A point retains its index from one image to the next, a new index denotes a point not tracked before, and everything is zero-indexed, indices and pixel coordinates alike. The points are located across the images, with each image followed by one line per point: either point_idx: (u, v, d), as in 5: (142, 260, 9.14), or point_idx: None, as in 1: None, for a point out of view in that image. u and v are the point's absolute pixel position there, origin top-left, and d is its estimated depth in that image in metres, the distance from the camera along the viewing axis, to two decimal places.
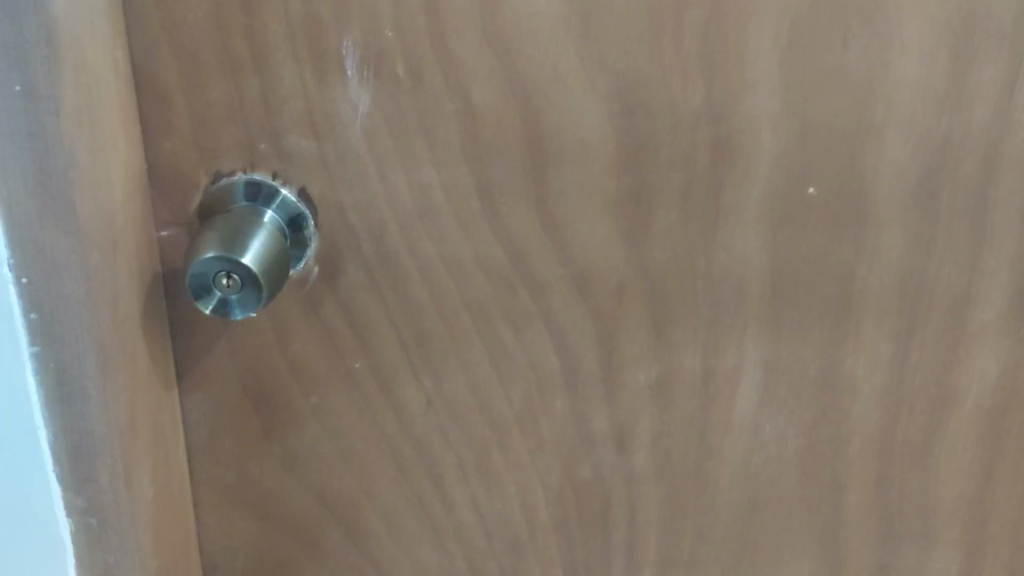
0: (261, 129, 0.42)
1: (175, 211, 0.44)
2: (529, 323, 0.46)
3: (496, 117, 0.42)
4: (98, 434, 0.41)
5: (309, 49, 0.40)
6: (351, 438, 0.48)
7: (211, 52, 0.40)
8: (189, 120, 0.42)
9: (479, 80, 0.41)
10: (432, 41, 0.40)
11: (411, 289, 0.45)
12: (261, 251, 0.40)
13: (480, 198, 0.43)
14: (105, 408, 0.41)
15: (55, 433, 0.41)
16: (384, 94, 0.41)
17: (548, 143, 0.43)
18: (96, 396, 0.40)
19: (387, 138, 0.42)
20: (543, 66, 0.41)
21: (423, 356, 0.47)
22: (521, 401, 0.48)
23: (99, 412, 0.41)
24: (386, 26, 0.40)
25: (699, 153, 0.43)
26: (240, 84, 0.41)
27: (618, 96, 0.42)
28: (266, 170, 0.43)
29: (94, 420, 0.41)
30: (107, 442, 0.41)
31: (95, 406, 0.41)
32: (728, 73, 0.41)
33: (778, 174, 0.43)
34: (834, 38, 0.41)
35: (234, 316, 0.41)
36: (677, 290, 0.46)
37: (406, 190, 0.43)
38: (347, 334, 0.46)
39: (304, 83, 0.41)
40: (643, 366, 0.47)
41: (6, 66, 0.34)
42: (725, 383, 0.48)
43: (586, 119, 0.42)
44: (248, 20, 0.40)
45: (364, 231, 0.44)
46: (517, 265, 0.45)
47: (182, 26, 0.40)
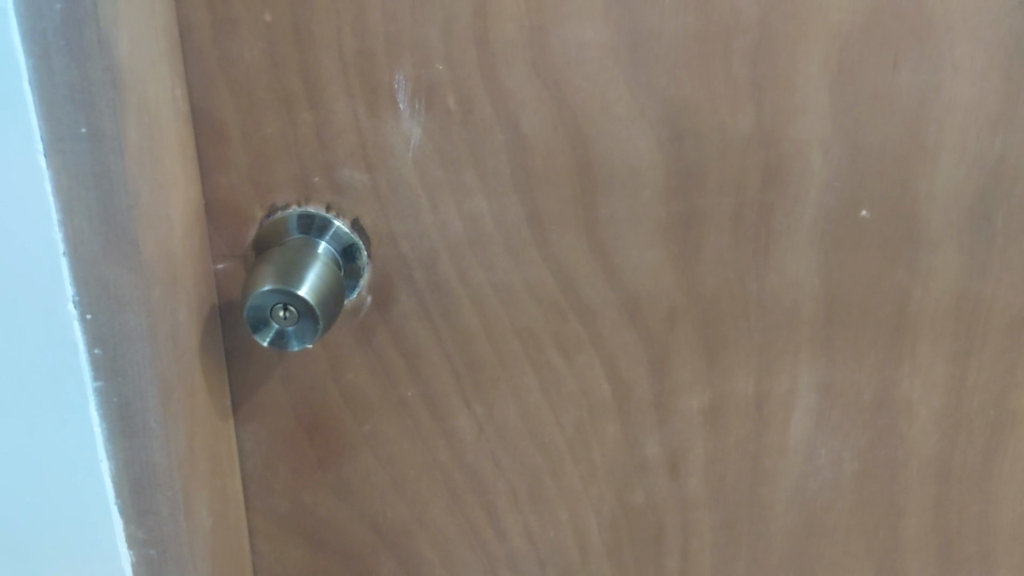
0: (315, 163, 0.43)
1: (231, 245, 0.44)
2: (581, 350, 0.46)
3: (546, 146, 0.42)
4: (160, 466, 0.42)
5: (362, 83, 0.41)
6: (404, 467, 0.49)
7: (267, 88, 0.41)
8: (245, 155, 0.42)
9: (529, 110, 0.42)
10: (483, 73, 0.41)
11: (464, 317, 0.45)
12: (317, 283, 0.41)
13: (531, 226, 0.44)
14: (166, 440, 0.41)
15: (117, 466, 0.41)
16: (436, 126, 0.42)
17: (598, 171, 0.43)
18: (158, 428, 0.41)
19: (438, 169, 0.43)
20: (593, 95, 0.41)
21: (475, 384, 0.47)
22: (573, 429, 0.48)
23: (161, 444, 0.41)
24: (437, 60, 0.40)
25: (749, 178, 0.43)
26: (295, 119, 0.42)
27: (668, 123, 0.42)
28: (320, 203, 0.44)
29: (155, 453, 0.41)
30: (168, 475, 0.42)
31: (157, 438, 0.41)
32: (778, 98, 0.41)
33: (830, 197, 0.43)
34: (885, 62, 0.41)
35: (290, 347, 0.41)
36: (729, 315, 0.45)
37: (458, 219, 0.44)
38: (399, 363, 0.46)
39: (357, 117, 0.42)
40: (696, 391, 0.47)
41: (72, 108, 0.35)
42: (779, 408, 0.47)
43: (636, 147, 0.42)
44: (302, 56, 0.40)
45: (417, 260, 0.44)
46: (569, 292, 0.45)
47: (239, 64, 0.41)
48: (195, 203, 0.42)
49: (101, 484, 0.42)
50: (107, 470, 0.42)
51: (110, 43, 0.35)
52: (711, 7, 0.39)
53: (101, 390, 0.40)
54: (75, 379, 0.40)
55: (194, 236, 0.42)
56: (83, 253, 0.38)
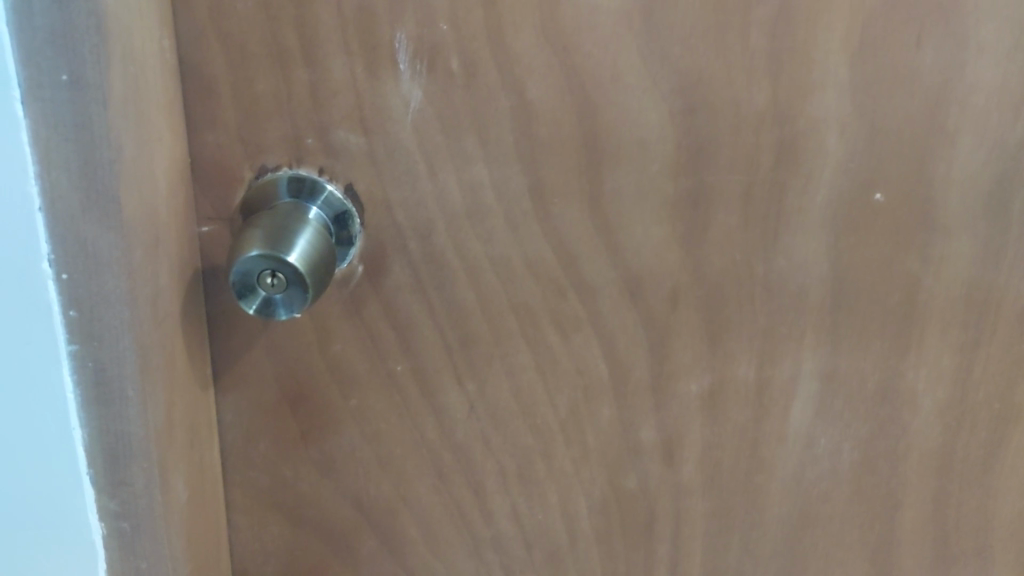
0: (309, 124, 0.41)
1: (218, 207, 0.42)
2: (578, 328, 0.44)
3: (551, 115, 0.40)
4: (137, 436, 0.39)
5: (361, 40, 0.39)
6: (391, 444, 0.47)
7: (260, 43, 0.39)
8: (235, 113, 0.40)
9: (535, 76, 0.40)
10: (489, 35, 0.39)
11: (458, 291, 0.44)
12: (307, 249, 0.39)
13: (532, 198, 0.42)
14: (145, 409, 0.39)
15: (92, 434, 0.39)
16: (437, 89, 0.40)
17: (605, 142, 0.41)
18: (138, 396, 0.38)
19: (438, 134, 0.41)
20: (602, 62, 0.39)
21: (467, 360, 0.45)
22: (566, 410, 0.46)
23: (140, 413, 0.39)
24: (441, 19, 0.38)
25: (762, 156, 0.41)
26: (289, 77, 0.40)
27: (680, 95, 0.40)
28: (312, 166, 0.42)
29: (132, 422, 0.39)
30: (147, 445, 0.39)
31: (135, 406, 0.39)
32: (796, 73, 0.40)
33: (844, 179, 0.42)
34: (909, 39, 0.39)
35: (278, 316, 0.40)
36: (733, 297, 0.44)
37: (455, 188, 0.42)
38: (389, 336, 0.45)
39: (355, 77, 0.40)
40: (695, 375, 0.45)
41: (52, 54, 0.33)
42: (780, 395, 0.46)
43: (645, 119, 0.40)
44: (298, 9, 0.38)
45: (411, 230, 0.43)
46: (568, 268, 0.43)
47: (232, 15, 0.38)
48: (180, 162, 0.40)
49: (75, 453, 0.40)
50: (81, 438, 0.39)
51: None
52: None
53: (77, 354, 0.38)
54: (52, 339, 0.37)
55: (179, 196, 0.40)
56: (59, 207, 0.35)
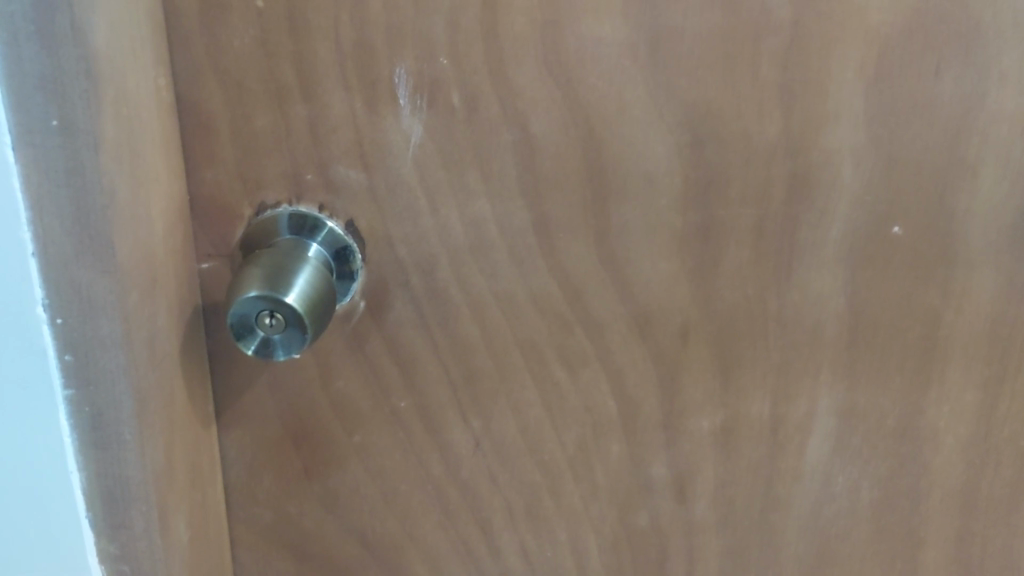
0: (308, 160, 0.40)
1: (217, 243, 0.42)
2: (586, 364, 0.43)
3: (556, 148, 0.39)
4: (135, 482, 0.38)
5: (360, 75, 0.38)
6: (396, 481, 0.46)
7: (257, 78, 0.38)
8: (233, 149, 0.40)
9: (539, 109, 0.39)
10: (490, 68, 0.38)
11: (463, 326, 0.43)
12: (305, 287, 0.38)
13: (537, 232, 0.41)
14: (143, 454, 0.38)
15: (92, 478, 0.38)
16: (438, 123, 0.39)
17: (611, 176, 0.40)
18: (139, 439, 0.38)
19: (440, 169, 0.40)
20: (608, 95, 0.38)
21: (472, 396, 0.44)
22: (575, 446, 0.45)
23: (139, 459, 0.38)
24: (441, 52, 0.37)
25: (774, 189, 0.40)
26: (287, 112, 0.39)
27: (688, 127, 0.39)
28: (312, 202, 0.41)
29: (131, 467, 0.38)
30: (147, 490, 0.39)
31: (134, 452, 0.38)
32: (809, 104, 0.38)
33: (860, 212, 0.40)
34: (926, 68, 0.38)
35: (277, 356, 0.39)
36: (747, 333, 0.42)
37: (458, 223, 0.41)
38: (393, 372, 0.44)
39: (354, 112, 0.39)
40: (708, 412, 0.44)
41: (42, 99, 0.32)
42: (796, 432, 0.44)
43: (653, 152, 0.39)
44: (296, 45, 0.37)
45: (414, 265, 0.42)
46: (575, 304, 0.42)
47: (228, 51, 0.38)
48: (177, 200, 0.40)
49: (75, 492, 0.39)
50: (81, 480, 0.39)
51: (83, 28, 0.32)
52: (741, 4, 0.36)
53: (73, 397, 0.37)
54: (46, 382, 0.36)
55: (177, 234, 0.40)
56: (53, 251, 0.34)
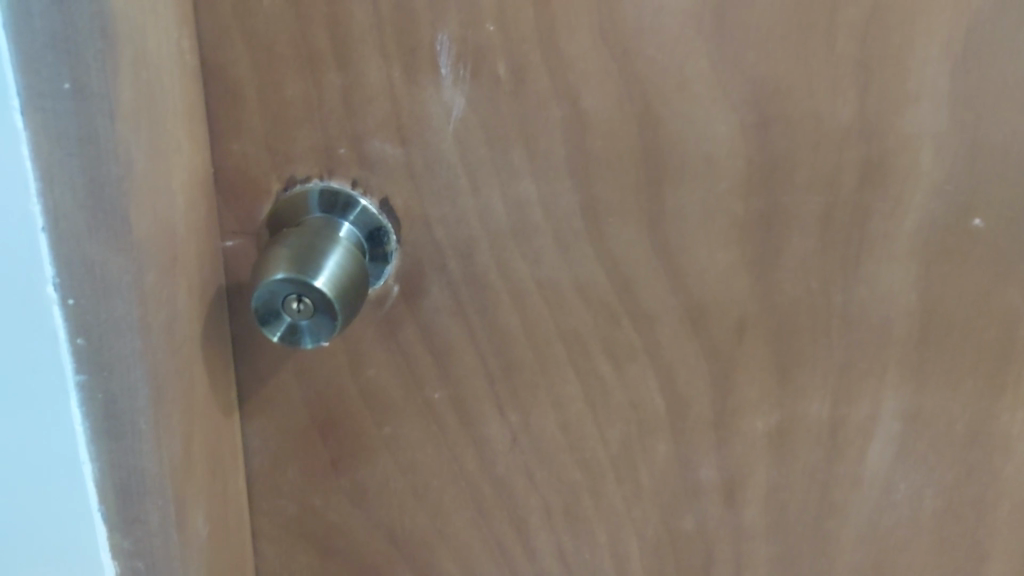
0: (342, 133, 0.37)
1: (243, 220, 0.39)
2: (633, 358, 0.41)
3: (608, 125, 0.36)
4: (151, 474, 0.36)
5: (399, 42, 0.35)
6: (427, 475, 0.44)
7: (288, 43, 0.35)
8: (262, 120, 0.37)
9: (591, 83, 0.36)
10: (540, 36, 0.35)
11: (502, 315, 0.40)
12: (336, 271, 0.36)
13: (585, 216, 0.38)
14: (161, 445, 0.36)
15: (105, 468, 0.36)
16: (482, 96, 0.36)
17: (667, 157, 0.37)
18: (157, 429, 0.35)
19: (483, 146, 0.37)
20: (667, 69, 0.35)
21: (510, 388, 0.42)
22: (618, 444, 0.42)
23: (156, 451, 0.36)
24: (487, 18, 0.34)
25: (845, 175, 0.36)
26: (319, 81, 0.36)
27: (754, 106, 0.35)
28: (345, 178, 0.38)
29: (147, 458, 0.36)
30: (163, 483, 0.36)
31: (150, 444, 0.35)
32: (888, 83, 0.35)
33: (939, 201, 0.37)
34: (1020, 46, 0.34)
35: (304, 343, 0.36)
36: (808, 330, 0.39)
37: (501, 204, 0.38)
38: (426, 361, 0.41)
39: (391, 82, 0.36)
40: (762, 412, 0.41)
41: (53, 60, 0.30)
42: (856, 436, 0.42)
43: (714, 132, 0.36)
44: (330, 8, 0.35)
45: (452, 248, 0.39)
46: (623, 294, 0.39)
47: (257, 14, 0.35)
48: (201, 174, 0.37)
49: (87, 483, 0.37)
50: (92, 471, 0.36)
51: None
52: None
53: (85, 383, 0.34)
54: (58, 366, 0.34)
55: (200, 211, 0.37)
56: (64, 227, 0.32)
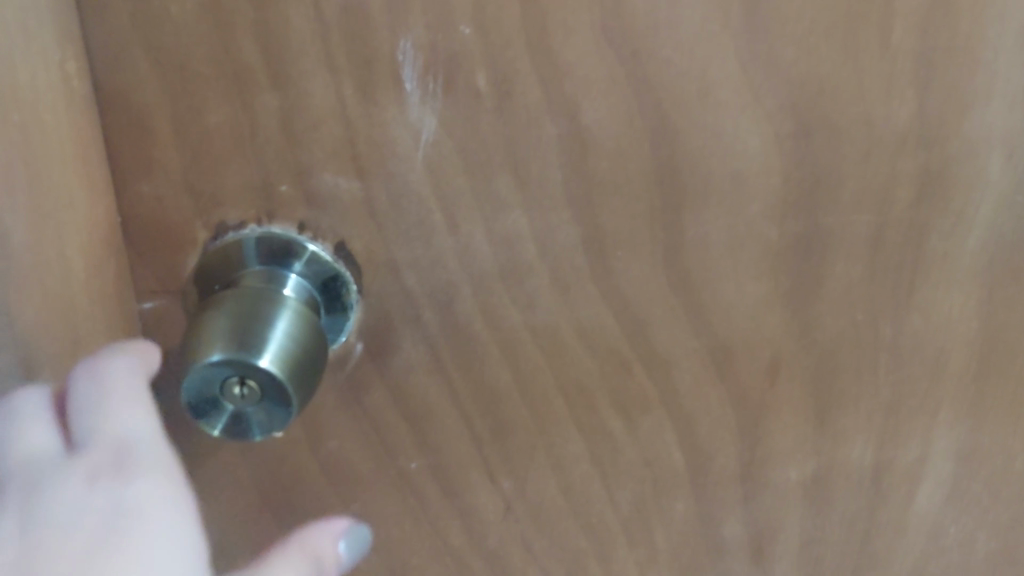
0: (283, 168, 0.30)
1: (164, 277, 0.31)
2: (647, 412, 0.35)
3: (614, 144, 0.29)
4: (161, 493, 0.26)
5: (349, 52, 0.28)
6: (405, 556, 0.38)
7: (207, 60, 0.28)
8: (181, 156, 0.29)
9: (593, 93, 0.28)
10: (529, 38, 0.28)
11: (491, 371, 0.34)
12: (286, 339, 0.29)
13: (587, 252, 0.31)
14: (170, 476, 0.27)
15: (163, 564, 0.25)
16: (458, 115, 0.29)
17: (687, 179, 0.30)
18: (131, 389, 0.28)
19: (460, 175, 0.30)
20: (687, 72, 0.28)
21: (501, 452, 0.36)
22: (631, 507, 0.37)
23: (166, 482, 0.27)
24: (462, 18, 0.27)
25: (899, 190, 0.30)
26: (250, 105, 0.29)
27: (792, 113, 0.29)
28: (289, 222, 0.31)
29: (127, 417, 0.28)
30: (173, 473, 0.27)
31: (139, 463, 0.27)
32: (955, 79, 0.28)
33: (1009, 215, 0.31)
34: None
35: (255, 432, 0.29)
36: (853, 370, 0.34)
37: (485, 242, 0.31)
38: (401, 426, 0.35)
39: (342, 102, 0.29)
40: (797, 461, 0.36)
41: None
42: (902, 481, 0.36)
43: (743, 147, 0.29)
44: (258, 12, 0.27)
45: (427, 295, 0.32)
46: (634, 340, 0.33)
47: (163, 23, 0.27)
48: (103, 228, 0.29)
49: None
50: (132, 530, 0.25)
51: None
52: None
53: (32, 465, 0.27)
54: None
55: (106, 275, 0.30)
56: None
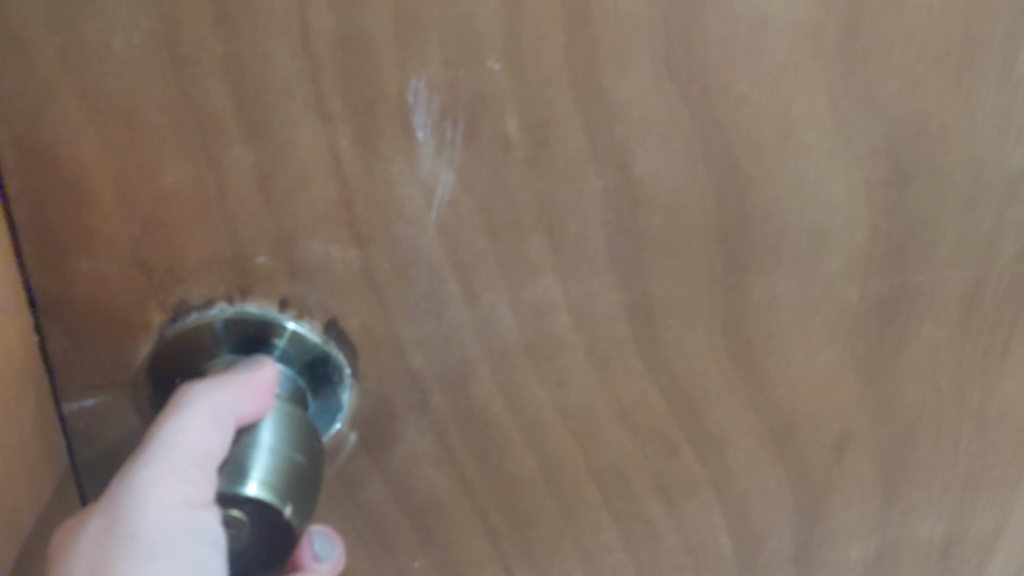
0: (260, 235, 0.24)
1: (108, 368, 0.25)
2: (693, 495, 0.30)
3: (672, 198, 0.24)
4: (174, 500, 0.22)
5: (347, 93, 0.22)
6: None
7: (161, 105, 0.21)
8: (128, 225, 0.23)
9: (650, 138, 0.23)
10: (574, 73, 0.22)
11: (512, 459, 0.28)
12: (279, 458, 0.23)
13: (633, 321, 0.26)
14: (190, 477, 0.22)
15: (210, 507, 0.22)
16: (481, 168, 0.23)
17: (758, 236, 0.25)
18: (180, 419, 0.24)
19: (481, 238, 0.24)
20: (767, 111, 0.23)
21: (521, 546, 0.30)
22: None
23: (183, 486, 0.22)
24: (491, 51, 0.21)
25: (1005, 240, 0.26)
26: (219, 161, 0.22)
27: (888, 157, 0.24)
28: (268, 299, 0.25)
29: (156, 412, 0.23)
30: (183, 464, 0.22)
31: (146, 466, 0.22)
32: None
33: None
34: None
35: (261, 560, 0.24)
36: (930, 438, 0.29)
37: (510, 314, 0.25)
38: (404, 523, 0.29)
39: (337, 155, 0.23)
40: (858, 537, 0.31)
41: None
42: (974, 552, 0.33)
43: (828, 197, 0.24)
44: (228, 46, 0.21)
45: (437, 377, 0.26)
46: (684, 417, 0.28)
47: (101, 61, 0.21)
48: (15, 323, 0.23)
49: (212, 557, 0.22)
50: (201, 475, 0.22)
51: None
52: None
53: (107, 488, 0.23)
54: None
55: (22, 379, 0.23)
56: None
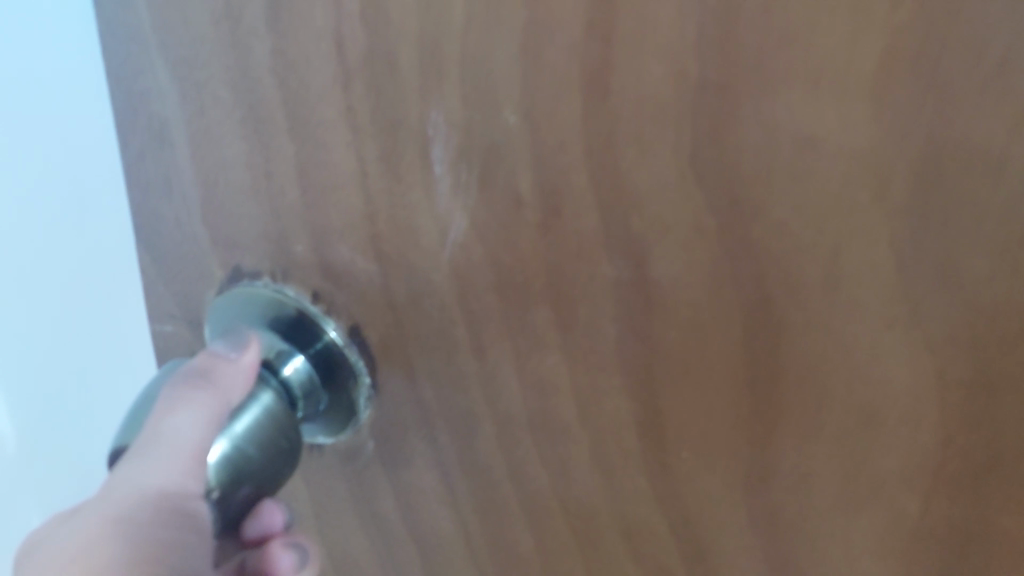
0: (299, 225, 0.24)
1: (185, 303, 0.28)
2: None
3: (691, 314, 0.20)
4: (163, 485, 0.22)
5: (374, 109, 0.21)
6: None
7: (224, 81, 0.23)
8: (199, 182, 0.25)
9: (669, 241, 0.19)
10: (590, 146, 0.19)
11: (514, 532, 0.26)
12: (234, 449, 0.24)
13: (642, 438, 0.22)
14: (179, 465, 0.23)
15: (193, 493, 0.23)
16: (494, 220, 0.21)
17: (792, 393, 0.20)
18: None
19: (490, 293, 0.22)
20: (812, 248, 0.18)
21: None
22: None
23: (172, 473, 0.23)
24: (507, 101, 0.20)
25: None
26: (266, 146, 0.23)
27: (971, 355, 0.18)
28: (303, 287, 0.25)
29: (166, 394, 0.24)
30: (176, 453, 0.23)
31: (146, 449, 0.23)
32: None
33: None
34: None
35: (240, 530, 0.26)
36: None
37: (515, 380, 0.24)
38: (409, 550, 0.28)
39: (363, 166, 0.22)
40: None
41: None
42: None
43: (885, 377, 0.19)
44: (277, 41, 0.22)
45: (445, 418, 0.25)
46: (695, 568, 0.24)
47: (184, 30, 0.23)
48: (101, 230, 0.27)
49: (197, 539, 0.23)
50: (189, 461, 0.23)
51: None
52: None
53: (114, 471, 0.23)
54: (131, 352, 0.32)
55: None
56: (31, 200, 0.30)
